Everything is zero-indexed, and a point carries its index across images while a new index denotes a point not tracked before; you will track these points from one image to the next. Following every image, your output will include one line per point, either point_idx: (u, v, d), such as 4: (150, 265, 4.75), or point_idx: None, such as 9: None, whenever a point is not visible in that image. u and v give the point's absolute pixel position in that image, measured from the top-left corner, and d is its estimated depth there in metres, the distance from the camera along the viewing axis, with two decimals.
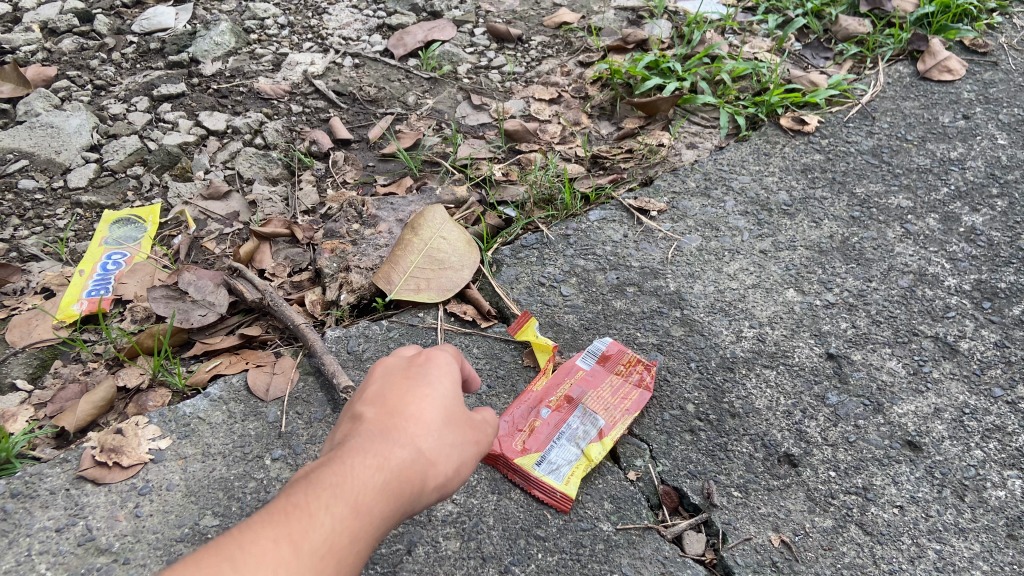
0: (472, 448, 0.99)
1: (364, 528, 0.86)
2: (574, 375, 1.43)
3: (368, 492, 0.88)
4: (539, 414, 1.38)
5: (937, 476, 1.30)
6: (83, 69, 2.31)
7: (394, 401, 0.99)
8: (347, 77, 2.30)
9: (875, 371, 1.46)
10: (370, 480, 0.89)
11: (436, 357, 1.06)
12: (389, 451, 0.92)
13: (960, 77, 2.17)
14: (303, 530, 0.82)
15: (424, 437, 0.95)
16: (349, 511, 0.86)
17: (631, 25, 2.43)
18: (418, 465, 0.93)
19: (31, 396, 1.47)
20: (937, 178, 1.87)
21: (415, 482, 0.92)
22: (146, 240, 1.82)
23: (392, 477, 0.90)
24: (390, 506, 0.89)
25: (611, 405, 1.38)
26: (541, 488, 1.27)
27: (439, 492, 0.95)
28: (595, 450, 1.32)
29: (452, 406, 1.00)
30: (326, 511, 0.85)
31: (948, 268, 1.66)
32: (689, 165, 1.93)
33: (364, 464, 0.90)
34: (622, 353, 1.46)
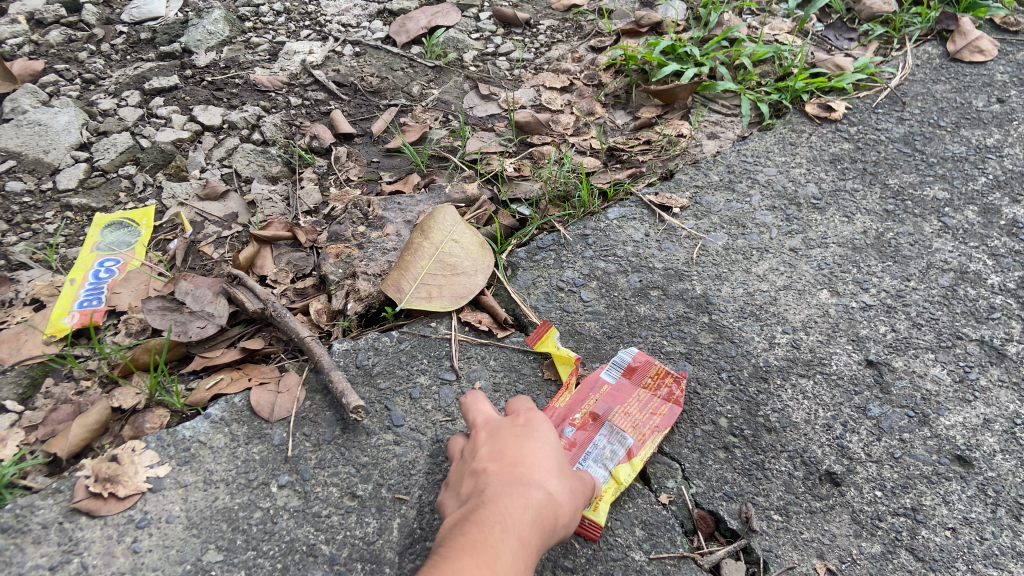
0: (583, 488, 1.08)
1: (528, 563, 0.93)
2: (599, 389, 1.34)
3: (524, 530, 0.95)
4: (564, 432, 1.28)
5: (991, 495, 1.22)
6: (71, 62, 2.20)
7: (512, 449, 1.06)
8: (347, 67, 2.19)
9: (919, 379, 1.37)
10: (524, 517, 0.96)
11: (530, 410, 1.15)
12: (531, 491, 0.99)
13: (992, 57, 2.06)
14: (488, 566, 0.88)
15: (551, 479, 1.03)
16: (516, 547, 0.93)
17: (644, 6, 2.32)
18: (557, 504, 1.00)
19: (22, 419, 1.38)
20: (974, 167, 1.77)
21: (556, 520, 0.99)
22: (140, 246, 1.73)
23: (541, 514, 0.97)
24: (540, 543, 0.96)
25: (640, 422, 1.30)
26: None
27: (567, 529, 1.03)
28: (625, 472, 1.23)
29: (561, 452, 1.08)
30: (500, 550, 0.91)
31: (991, 265, 1.57)
32: (711, 157, 1.82)
33: (514, 504, 0.97)
34: (651, 364, 1.37)
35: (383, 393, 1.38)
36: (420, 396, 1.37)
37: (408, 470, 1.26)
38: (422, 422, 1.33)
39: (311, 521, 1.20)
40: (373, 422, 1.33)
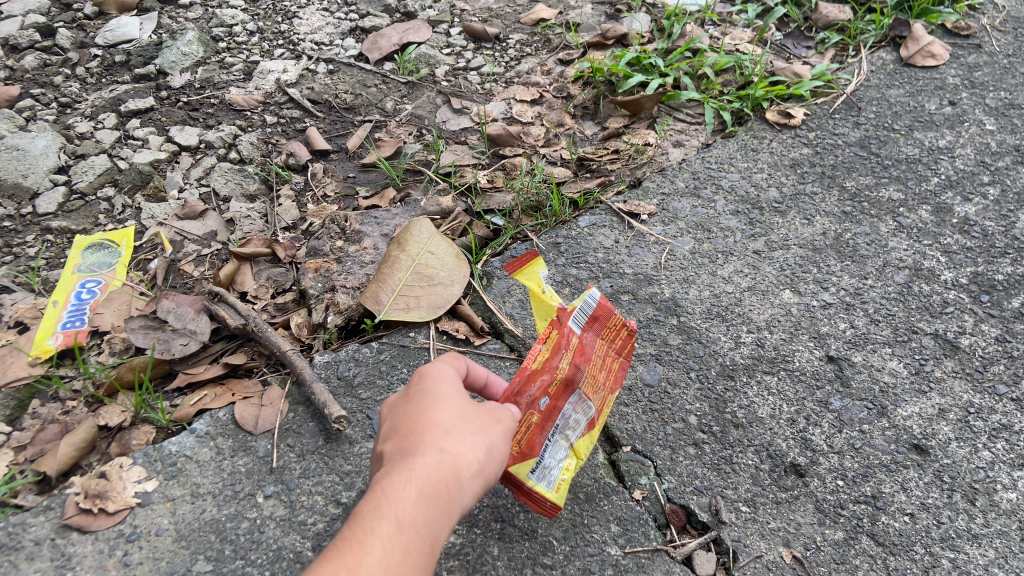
0: (494, 433, 1.02)
1: (416, 539, 0.89)
2: (573, 346, 1.18)
3: (408, 508, 0.90)
4: (542, 403, 1.13)
5: (946, 481, 1.28)
6: (46, 86, 2.22)
7: (406, 419, 1.02)
8: (321, 84, 2.23)
9: (877, 372, 1.44)
10: (406, 492, 0.91)
11: (430, 365, 1.10)
12: (415, 461, 0.94)
13: (944, 62, 2.15)
14: (359, 558, 0.85)
15: (442, 440, 0.97)
16: (395, 529, 0.88)
17: (609, 19, 2.38)
18: (451, 465, 0.95)
19: (10, 440, 1.41)
20: (927, 168, 1.85)
21: (452, 482, 0.94)
22: (121, 267, 1.76)
23: (427, 483, 0.93)
24: (435, 513, 0.92)
25: (600, 386, 1.25)
26: (535, 501, 1.18)
27: (480, 483, 0.98)
28: (584, 445, 1.25)
29: (457, 405, 1.03)
30: (372, 536, 0.87)
31: (944, 261, 1.64)
32: (677, 165, 1.89)
33: (395, 483, 0.92)
34: (609, 313, 1.27)
35: (365, 403, 1.42)
36: None
37: None
38: None
39: (297, 529, 1.24)
40: (355, 431, 1.37)
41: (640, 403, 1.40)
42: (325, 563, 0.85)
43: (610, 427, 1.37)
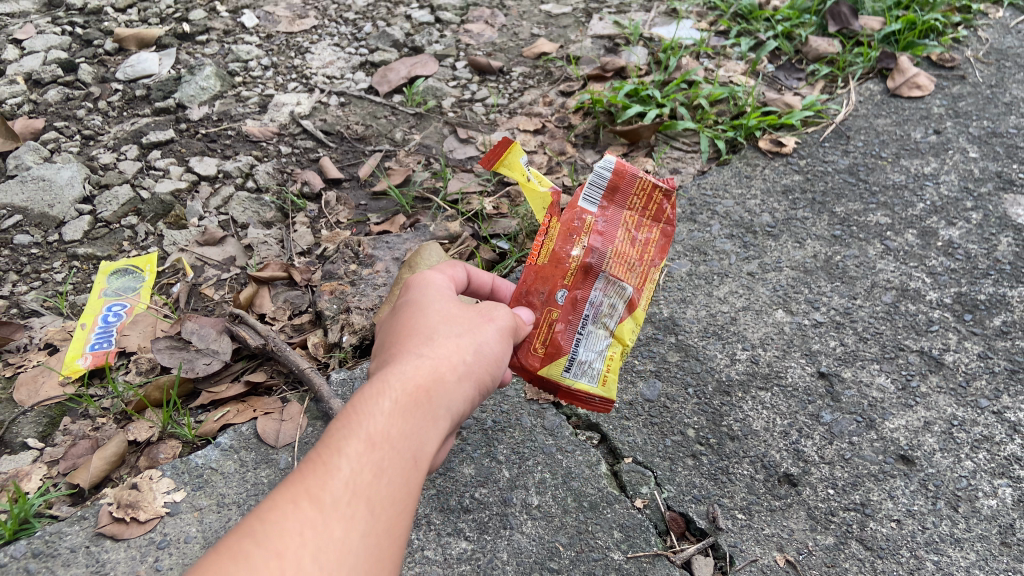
0: (475, 349, 1.06)
1: (389, 456, 0.90)
2: (586, 227, 1.29)
3: (384, 419, 0.92)
4: (557, 299, 1.29)
5: (931, 489, 1.36)
6: (70, 120, 2.32)
7: (390, 346, 1.06)
8: (334, 116, 2.33)
9: (866, 388, 1.52)
10: (381, 407, 0.94)
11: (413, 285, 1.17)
12: (391, 375, 0.98)
13: (929, 92, 2.25)
14: (326, 478, 0.86)
15: (421, 356, 1.01)
16: (366, 448, 0.89)
17: (609, 52, 2.48)
18: (429, 377, 0.99)
19: (43, 455, 1.50)
20: (913, 194, 1.94)
21: (429, 394, 0.97)
22: (145, 291, 1.85)
23: (404, 396, 0.96)
24: (413, 422, 0.94)
25: (635, 262, 1.33)
26: (578, 396, 1.34)
27: (461, 398, 1.01)
28: (628, 328, 1.35)
29: (437, 326, 1.07)
30: (345, 447, 0.89)
31: (929, 282, 1.72)
32: (674, 192, 1.98)
33: (371, 398, 0.95)
34: (633, 176, 1.32)
35: None
36: None
37: None
38: None
39: None
40: None
41: (640, 416, 1.48)
42: (291, 482, 0.85)
43: (612, 439, 1.45)
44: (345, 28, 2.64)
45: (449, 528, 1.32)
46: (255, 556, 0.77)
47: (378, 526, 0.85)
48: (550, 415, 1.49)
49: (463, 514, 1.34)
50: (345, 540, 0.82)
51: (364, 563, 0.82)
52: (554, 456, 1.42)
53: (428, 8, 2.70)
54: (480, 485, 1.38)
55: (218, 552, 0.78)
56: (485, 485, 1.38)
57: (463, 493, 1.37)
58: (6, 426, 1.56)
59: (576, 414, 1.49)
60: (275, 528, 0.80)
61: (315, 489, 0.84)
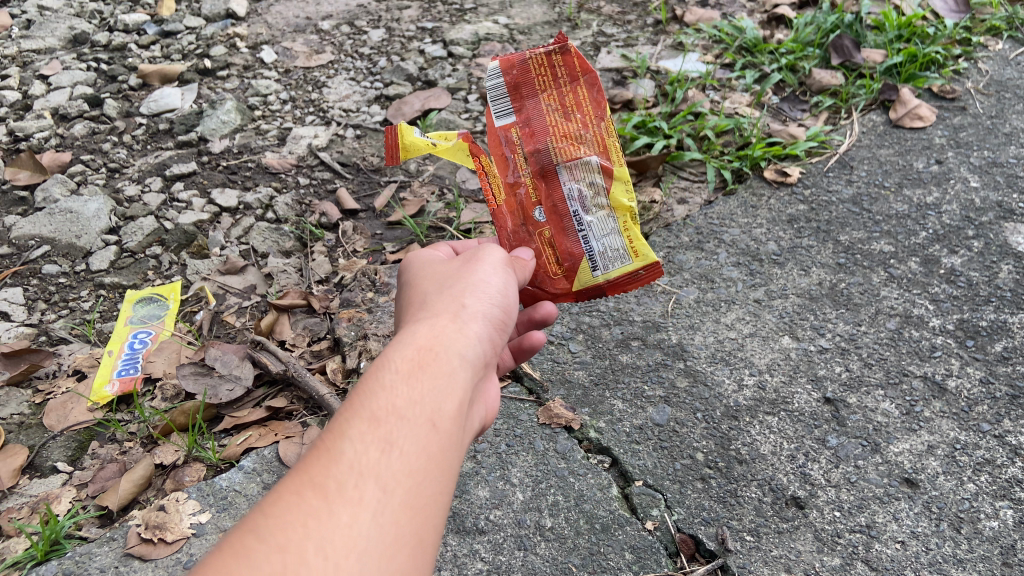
0: (473, 318, 1.10)
1: (393, 429, 0.90)
2: (513, 142, 1.38)
3: (387, 394, 0.94)
4: (538, 218, 1.40)
5: (935, 511, 1.39)
6: (96, 152, 2.38)
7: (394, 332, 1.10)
8: (350, 148, 2.40)
9: (871, 413, 1.56)
10: (384, 382, 0.95)
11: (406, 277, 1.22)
12: (392, 353, 1.00)
13: (930, 123, 2.30)
14: (330, 463, 0.86)
15: (419, 331, 1.04)
16: (368, 427, 0.90)
17: (617, 85, 2.55)
18: (427, 349, 1.01)
19: (73, 478, 1.55)
20: (916, 223, 1.99)
21: (429, 364, 0.99)
22: (169, 319, 1.91)
23: (404, 369, 0.97)
24: (416, 390, 0.96)
25: (580, 133, 1.38)
26: (622, 281, 1.43)
27: (465, 362, 1.03)
28: (621, 193, 1.40)
29: (435, 305, 1.11)
30: (350, 427, 0.90)
31: (932, 309, 1.77)
32: (681, 221, 2.03)
33: (373, 377, 0.96)
34: (520, 61, 1.36)
35: None
36: None
37: None
38: None
39: None
40: None
41: (651, 440, 1.52)
42: (295, 474, 0.85)
43: (623, 463, 1.49)
44: (361, 63, 2.71)
45: (465, 549, 1.36)
46: (260, 550, 0.77)
47: (393, 499, 0.85)
48: (561, 438, 1.54)
49: (478, 535, 1.38)
50: (355, 519, 0.81)
51: (380, 538, 0.82)
52: (567, 479, 1.46)
53: (441, 43, 2.78)
54: (494, 507, 1.42)
55: (222, 551, 0.77)
56: (499, 507, 1.42)
57: (478, 515, 1.41)
58: (36, 450, 1.62)
59: (587, 438, 1.54)
60: (280, 519, 0.80)
61: (319, 477, 0.84)
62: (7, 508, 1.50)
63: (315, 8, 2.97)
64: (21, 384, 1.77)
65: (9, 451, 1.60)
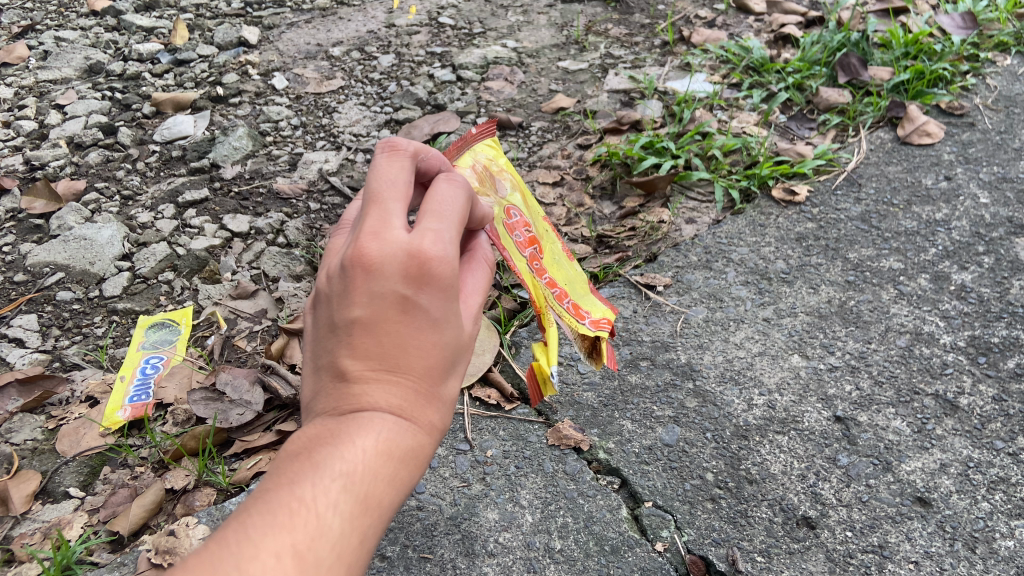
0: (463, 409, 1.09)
1: (370, 523, 0.91)
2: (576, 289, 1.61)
3: (380, 476, 0.93)
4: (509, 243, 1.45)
5: (948, 530, 1.39)
6: (110, 180, 2.41)
7: (406, 350, 0.99)
8: (360, 173, 2.42)
9: (882, 431, 1.55)
10: (386, 464, 0.94)
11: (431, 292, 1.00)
12: (401, 427, 0.96)
13: (939, 139, 2.30)
14: (317, 541, 0.84)
15: (431, 408, 1.00)
16: (355, 513, 0.89)
17: (624, 106, 2.57)
18: (424, 441, 0.99)
19: (85, 503, 1.57)
20: (925, 240, 1.98)
21: (419, 459, 0.98)
22: (181, 344, 1.93)
23: (404, 461, 0.95)
24: (400, 482, 0.95)
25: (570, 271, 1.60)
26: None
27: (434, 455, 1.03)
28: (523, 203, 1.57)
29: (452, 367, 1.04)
30: (342, 500, 0.88)
31: (943, 326, 1.76)
32: (690, 240, 2.03)
33: (377, 447, 0.94)
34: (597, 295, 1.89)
35: None
36: (438, 465, 1.53)
37: (431, 531, 1.41)
38: (442, 488, 1.49)
39: None
40: None
41: (660, 461, 1.51)
42: (282, 533, 0.83)
43: (633, 484, 1.48)
44: (371, 88, 2.75)
45: (474, 572, 1.36)
46: None
47: None
48: (571, 460, 1.53)
49: (488, 558, 1.38)
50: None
51: None
52: (576, 501, 1.46)
53: (450, 67, 2.80)
54: (503, 530, 1.42)
55: None
56: (508, 529, 1.42)
57: (487, 537, 1.41)
58: (49, 476, 1.63)
59: (596, 459, 1.53)
60: None
61: (303, 551, 0.83)
62: (20, 534, 1.52)
63: (326, 35, 3.01)
64: (35, 410, 1.79)
65: (23, 476, 1.61)
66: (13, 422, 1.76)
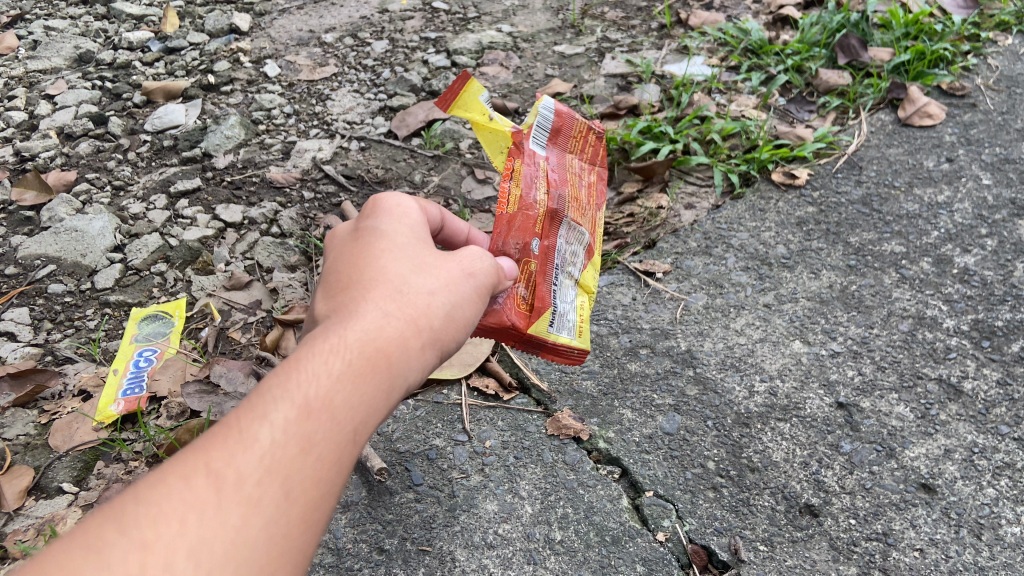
0: (450, 323, 1.07)
1: (319, 428, 0.88)
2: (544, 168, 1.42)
3: (326, 383, 0.91)
4: (533, 248, 1.36)
5: (953, 517, 1.37)
6: (101, 171, 2.38)
7: (360, 279, 1.06)
8: (354, 161, 2.39)
9: (885, 417, 1.53)
10: (331, 368, 0.92)
11: (381, 221, 1.16)
12: (346, 333, 0.97)
13: (940, 121, 2.27)
14: (240, 451, 0.83)
15: (382, 314, 1.01)
16: (294, 418, 0.87)
17: (621, 90, 2.53)
18: (381, 344, 0.98)
19: (78, 499, 1.55)
20: (927, 223, 1.95)
21: (382, 365, 0.96)
22: (174, 336, 1.90)
23: (354, 362, 0.94)
24: (356, 384, 0.93)
25: (583, 184, 1.57)
26: (559, 351, 1.44)
27: (415, 366, 1.00)
28: (587, 277, 1.56)
29: (413, 280, 1.07)
30: (274, 410, 0.87)
31: (946, 310, 1.74)
32: (689, 226, 2.00)
33: (321, 356, 0.93)
34: (571, 117, 1.54)
35: (403, 455, 1.51)
36: (436, 456, 1.51)
37: (429, 524, 1.40)
38: (440, 479, 1.47)
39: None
40: (394, 483, 1.46)
41: (661, 450, 1.49)
42: (195, 453, 0.82)
43: (634, 473, 1.46)
44: (365, 74, 2.71)
45: (473, 565, 1.34)
46: (118, 539, 0.74)
47: (290, 512, 0.82)
48: (570, 450, 1.51)
49: (487, 550, 1.36)
50: (244, 524, 0.79)
51: (264, 546, 0.79)
52: (576, 491, 1.44)
53: (444, 53, 2.76)
54: (502, 521, 1.40)
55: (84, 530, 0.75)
56: (508, 520, 1.40)
57: (487, 529, 1.39)
58: (42, 471, 1.61)
59: (595, 449, 1.51)
60: (158, 501, 0.77)
61: (218, 465, 0.81)
62: (14, 530, 1.50)
63: (318, 21, 2.97)
64: (27, 405, 1.77)
65: (15, 472, 1.59)
66: (5, 417, 1.74)
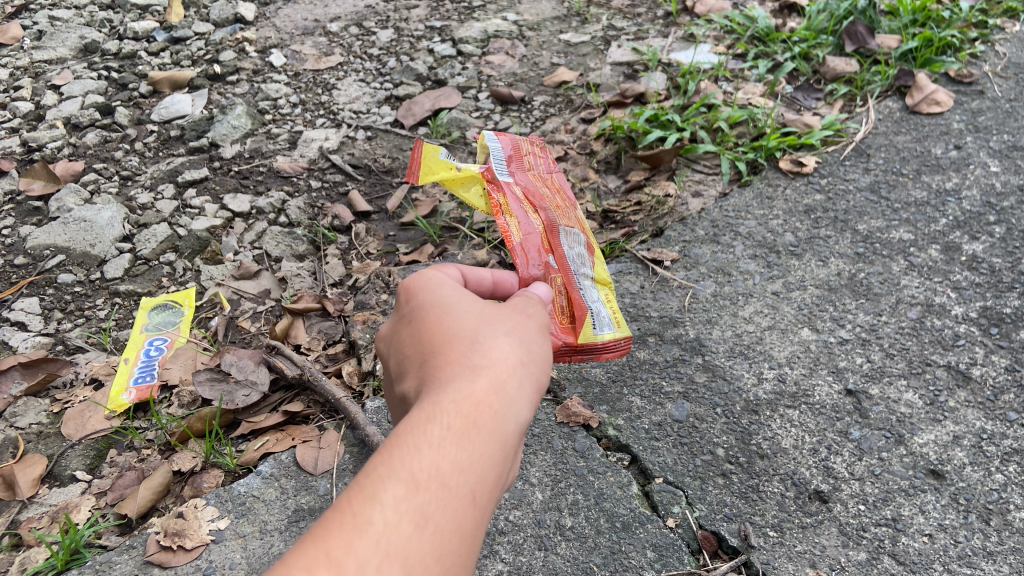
0: (536, 366, 0.99)
1: (429, 499, 0.78)
2: (519, 196, 1.50)
3: (429, 447, 0.82)
4: (551, 264, 1.43)
5: (962, 502, 1.38)
6: (108, 161, 2.38)
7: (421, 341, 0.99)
8: (361, 150, 2.39)
9: (894, 404, 1.53)
10: (429, 434, 0.84)
11: (424, 295, 1.06)
12: (438, 396, 0.89)
13: (948, 108, 2.26)
14: (356, 537, 0.73)
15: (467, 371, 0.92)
16: (401, 492, 0.78)
17: (628, 79, 2.53)
18: (477, 396, 0.89)
19: (92, 486, 1.56)
20: (936, 210, 1.95)
21: (483, 418, 0.87)
22: (185, 325, 1.91)
23: (452, 425, 0.85)
24: (461, 445, 0.84)
25: (551, 192, 1.61)
26: (612, 346, 1.48)
27: (515, 415, 0.91)
28: (601, 272, 1.59)
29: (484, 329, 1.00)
30: (383, 487, 0.78)
31: (954, 297, 1.74)
32: (696, 214, 2.00)
33: (416, 424, 0.85)
34: (511, 140, 1.61)
35: None
36: None
37: None
38: None
39: None
40: None
41: (670, 437, 1.50)
42: (309, 545, 0.72)
43: (642, 460, 1.47)
44: (370, 64, 2.71)
45: (485, 550, 1.35)
46: None
47: None
48: (580, 437, 1.52)
49: (498, 536, 1.37)
50: None
51: None
52: (586, 478, 1.45)
53: (450, 42, 2.76)
54: (514, 508, 1.41)
55: None
56: (518, 507, 1.41)
57: (498, 515, 1.40)
58: (55, 459, 1.62)
59: (605, 436, 1.52)
60: None
61: (337, 555, 0.72)
62: (28, 518, 1.51)
63: (323, 10, 2.97)
64: (40, 394, 1.78)
65: (29, 460, 1.61)
66: (17, 406, 1.74)
